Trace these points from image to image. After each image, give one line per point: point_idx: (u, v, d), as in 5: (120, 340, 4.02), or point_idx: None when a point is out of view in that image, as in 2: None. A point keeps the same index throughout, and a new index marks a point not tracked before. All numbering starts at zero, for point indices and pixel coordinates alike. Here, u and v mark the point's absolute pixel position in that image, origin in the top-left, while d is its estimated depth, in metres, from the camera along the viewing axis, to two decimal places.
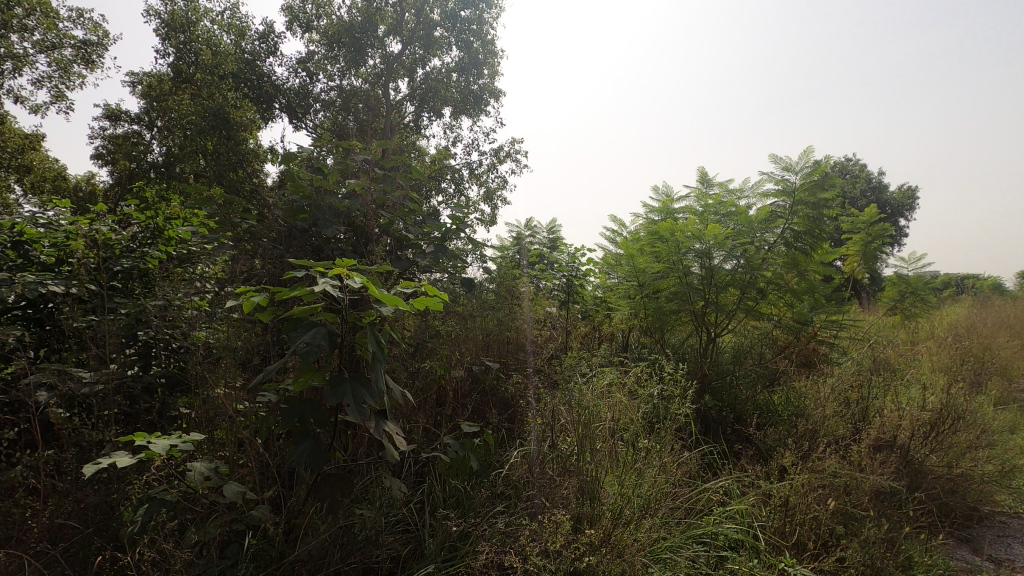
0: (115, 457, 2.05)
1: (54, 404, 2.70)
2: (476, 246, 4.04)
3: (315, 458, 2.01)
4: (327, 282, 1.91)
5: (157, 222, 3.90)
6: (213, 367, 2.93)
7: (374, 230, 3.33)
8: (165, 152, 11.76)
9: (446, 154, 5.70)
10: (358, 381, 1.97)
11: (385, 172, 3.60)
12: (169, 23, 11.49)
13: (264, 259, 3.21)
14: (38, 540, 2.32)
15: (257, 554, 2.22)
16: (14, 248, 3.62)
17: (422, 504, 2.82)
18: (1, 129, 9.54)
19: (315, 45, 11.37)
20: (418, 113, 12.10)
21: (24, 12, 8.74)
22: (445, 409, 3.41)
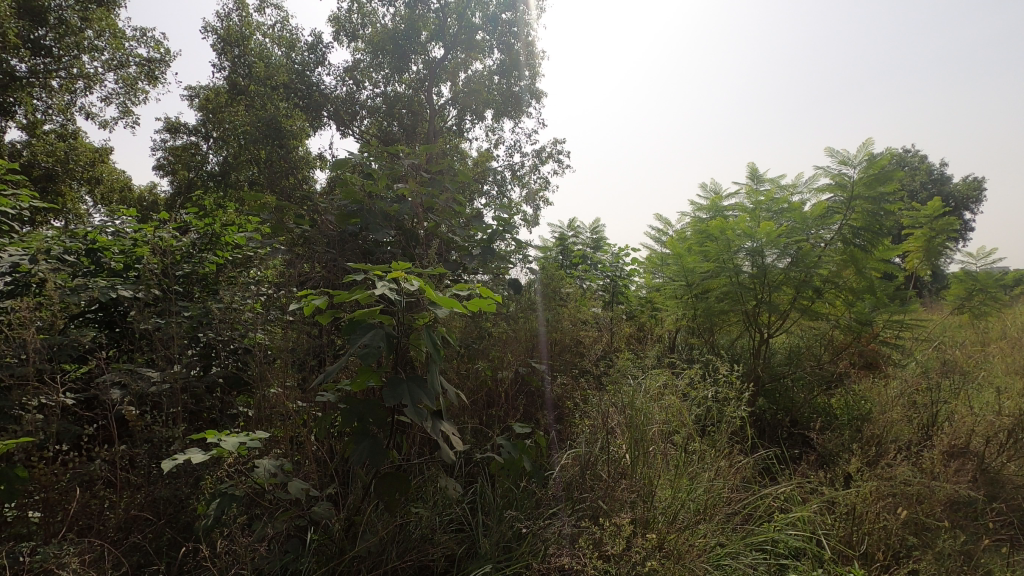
0: (189, 452, 2.16)
1: (128, 402, 2.85)
2: (521, 247, 4.05)
3: (375, 457, 2.06)
4: (386, 286, 1.96)
5: (215, 228, 4.08)
6: (273, 368, 3.04)
7: (423, 233, 3.39)
8: (221, 162, 12.30)
9: (488, 157, 5.74)
10: (416, 382, 2.02)
11: (432, 175, 3.66)
12: (224, 39, 12.01)
13: (318, 262, 3.32)
14: (115, 531, 2.47)
15: (319, 551, 2.29)
16: (88, 255, 3.86)
17: (475, 504, 2.84)
18: (74, 144, 10.15)
19: (360, 53, 11.66)
20: (460, 116, 12.22)
21: (95, 34, 9.29)
22: (494, 410, 3.43)
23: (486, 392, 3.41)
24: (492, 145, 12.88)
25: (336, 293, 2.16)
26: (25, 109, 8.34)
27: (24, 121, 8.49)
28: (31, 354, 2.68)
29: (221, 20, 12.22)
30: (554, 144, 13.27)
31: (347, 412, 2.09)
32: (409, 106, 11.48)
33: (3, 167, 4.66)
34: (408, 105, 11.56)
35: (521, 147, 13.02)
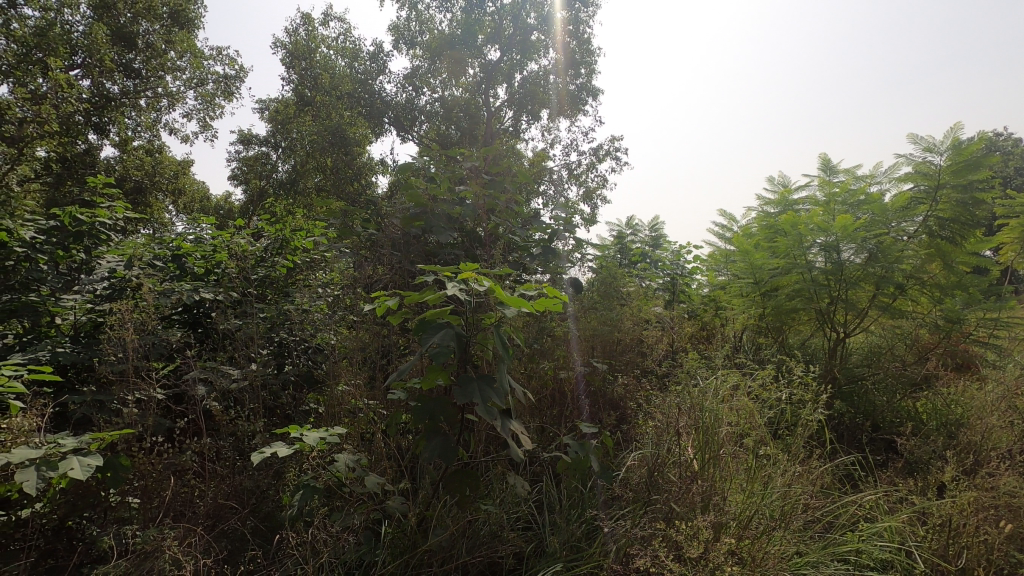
0: (274, 446, 2.29)
1: (213, 397, 3.06)
2: (580, 246, 4.04)
3: (447, 454, 2.11)
4: (456, 286, 2.01)
5: (285, 234, 4.30)
6: (344, 366, 3.16)
7: (485, 235, 3.45)
8: (289, 170, 12.93)
9: (544, 156, 5.72)
10: (484, 381, 2.06)
11: (492, 177, 3.72)
12: (292, 53, 12.60)
13: (384, 264, 3.42)
14: (205, 517, 2.65)
15: (392, 543, 2.37)
16: (174, 260, 4.15)
17: (542, 503, 2.86)
18: (160, 158, 10.92)
19: (419, 60, 11.92)
20: (517, 118, 12.28)
21: (178, 55, 9.95)
22: (556, 410, 3.43)
23: (549, 391, 3.41)
24: (548, 145, 12.89)
25: (408, 294, 2.22)
26: (118, 128, 9.00)
27: (117, 138, 9.18)
28: (129, 353, 2.92)
29: (289, 35, 12.83)
30: (611, 142, 13.11)
31: (419, 410, 2.16)
32: (466, 109, 11.60)
33: (100, 181, 5.06)
34: (465, 108, 11.68)
35: (578, 146, 12.95)
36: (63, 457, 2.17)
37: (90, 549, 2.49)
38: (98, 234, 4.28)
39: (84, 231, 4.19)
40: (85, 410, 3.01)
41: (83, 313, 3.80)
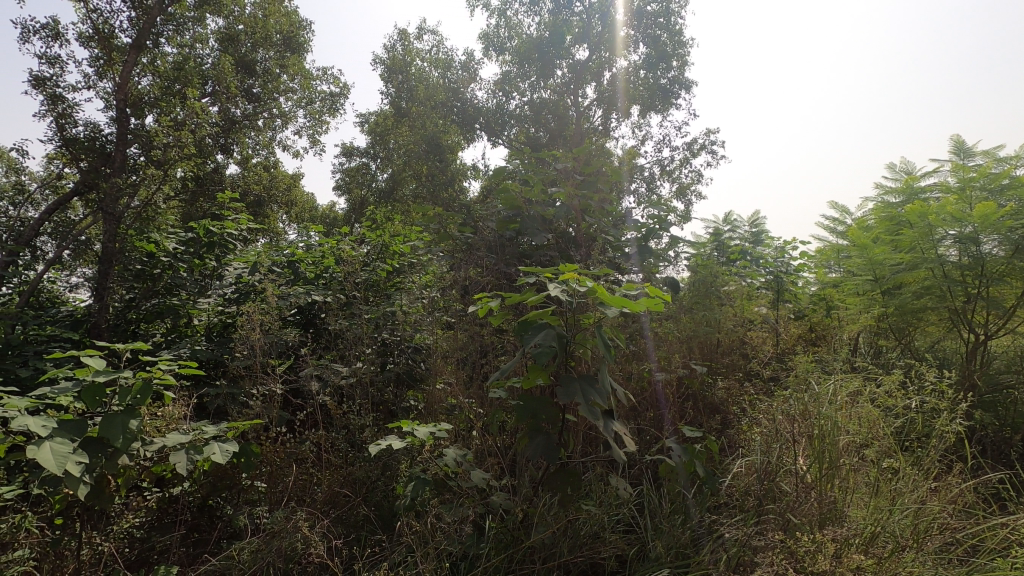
0: (387, 439, 2.45)
1: (327, 393, 3.30)
2: (677, 244, 3.94)
3: (550, 452, 2.14)
4: (559, 287, 2.06)
5: (385, 240, 4.62)
6: (445, 365, 3.31)
7: (581, 236, 3.47)
8: (387, 179, 13.65)
9: (636, 153, 5.58)
10: (586, 381, 2.08)
11: (584, 177, 3.72)
12: (389, 67, 13.26)
13: (479, 266, 3.50)
14: (323, 503, 2.87)
15: (496, 537, 2.43)
16: (289, 266, 4.50)
17: (643, 506, 2.80)
18: (275, 173, 11.92)
19: (508, 65, 12.12)
20: (606, 116, 12.09)
21: (290, 78, 10.79)
22: (655, 412, 3.36)
23: (648, 394, 3.35)
24: (639, 142, 12.59)
25: (510, 296, 2.28)
26: (241, 147, 9.91)
27: (240, 157, 10.10)
28: (256, 351, 3.23)
29: (387, 51, 13.52)
30: (706, 134, 12.57)
31: (521, 409, 2.21)
32: (555, 110, 11.61)
33: (228, 196, 5.59)
34: (553, 110, 11.68)
35: (671, 142, 12.54)
36: (206, 442, 2.46)
37: (227, 526, 2.80)
38: (227, 243, 4.80)
39: (216, 240, 4.72)
40: (220, 401, 3.37)
41: (216, 314, 4.26)
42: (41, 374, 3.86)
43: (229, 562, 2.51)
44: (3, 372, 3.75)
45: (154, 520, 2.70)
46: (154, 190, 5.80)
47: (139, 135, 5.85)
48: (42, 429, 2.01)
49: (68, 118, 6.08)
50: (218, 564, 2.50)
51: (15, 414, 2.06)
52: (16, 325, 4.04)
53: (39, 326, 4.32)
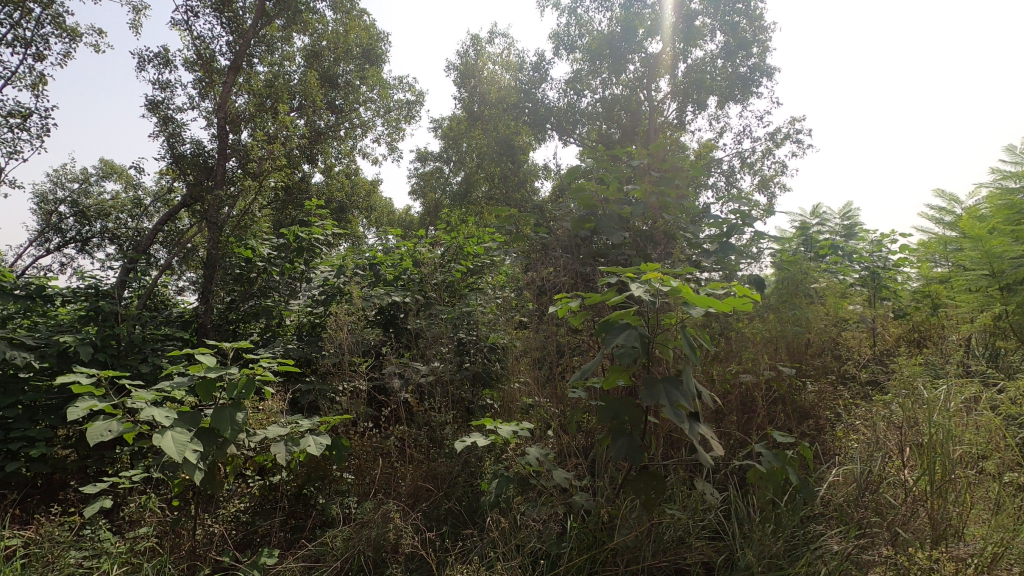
0: (470, 436, 2.52)
1: (409, 390, 3.43)
2: (760, 239, 3.77)
3: (633, 454, 2.13)
4: (641, 286, 2.05)
5: (459, 242, 4.74)
6: (522, 364, 3.35)
7: (659, 234, 3.40)
8: (461, 182, 13.95)
9: (714, 146, 5.37)
10: (671, 383, 2.06)
11: (661, 172, 3.63)
12: (462, 72, 13.53)
13: (554, 266, 3.50)
14: (408, 496, 2.99)
15: (577, 537, 2.44)
16: (371, 268, 4.71)
17: (729, 513, 2.71)
18: (356, 180, 12.50)
19: (578, 63, 12.00)
20: (682, 109, 11.70)
21: (369, 89, 11.26)
22: (741, 416, 3.23)
23: (733, 396, 3.23)
24: (716, 135, 12.09)
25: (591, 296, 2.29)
26: (325, 157, 10.46)
27: (324, 166, 10.66)
28: (345, 350, 3.42)
29: (459, 56, 13.82)
30: (791, 123, 11.89)
31: (602, 410, 2.22)
32: (628, 106, 11.36)
33: (315, 204, 5.93)
34: (625, 106, 11.46)
35: (751, 132, 11.96)
36: (302, 435, 2.63)
37: (320, 514, 2.98)
38: (314, 248, 5.09)
39: (304, 246, 5.03)
40: (312, 396, 3.59)
41: (305, 315, 4.55)
42: (159, 370, 4.27)
43: (324, 548, 2.69)
44: (129, 368, 4.19)
45: (257, 506, 2.94)
46: (251, 200, 6.26)
47: (237, 150, 6.33)
48: (165, 419, 2.24)
49: (177, 137, 6.68)
50: (314, 550, 2.69)
51: (142, 406, 2.31)
52: (137, 325, 4.49)
53: (156, 326, 4.78)
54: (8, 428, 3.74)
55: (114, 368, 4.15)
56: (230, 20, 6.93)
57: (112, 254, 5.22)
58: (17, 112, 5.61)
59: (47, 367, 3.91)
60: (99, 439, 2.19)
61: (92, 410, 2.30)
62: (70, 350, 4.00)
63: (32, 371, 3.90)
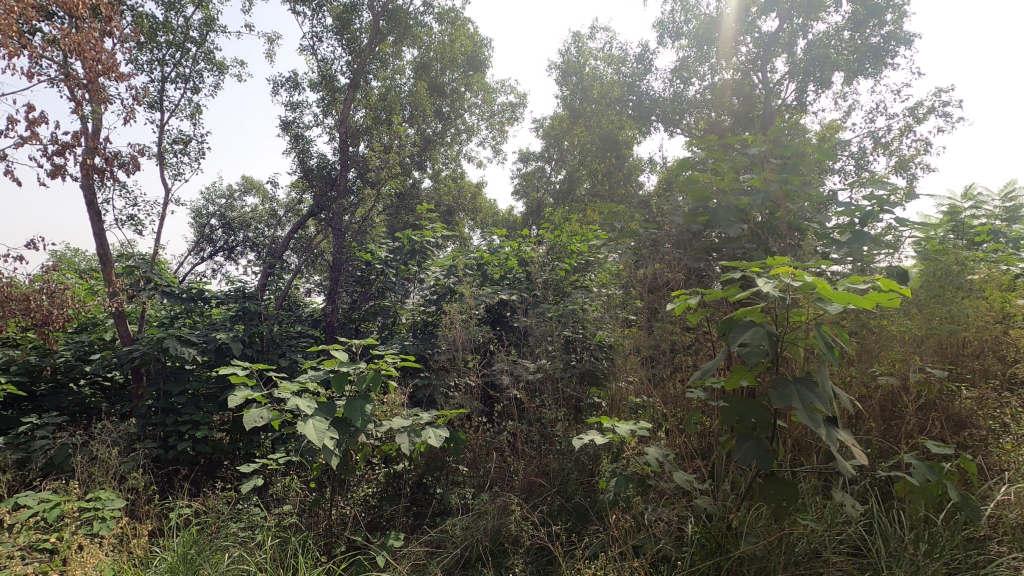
0: (585, 433, 2.54)
1: (520, 387, 3.52)
2: (902, 226, 3.40)
3: (762, 459, 2.02)
4: (768, 283, 1.95)
5: (564, 240, 4.76)
6: (633, 363, 3.30)
7: (782, 225, 3.19)
8: (563, 180, 13.99)
9: (840, 127, 4.91)
10: (803, 385, 1.94)
11: (783, 159, 3.39)
12: (564, 71, 13.55)
13: (664, 262, 3.40)
14: (523, 491, 3.07)
15: (699, 542, 2.36)
16: (478, 268, 4.87)
17: (871, 527, 2.48)
18: (462, 183, 12.97)
19: (684, 51, 11.50)
20: (802, 89, 10.81)
21: (473, 95, 11.62)
22: (881, 423, 2.95)
23: (871, 401, 2.96)
24: (843, 114, 11.02)
25: (712, 293, 2.21)
26: (434, 164, 10.99)
27: (432, 172, 11.17)
28: (459, 348, 3.58)
29: (561, 54, 13.83)
30: (935, 95, 10.54)
31: (726, 411, 2.13)
32: (739, 90, 10.78)
33: (426, 208, 6.24)
34: (738, 90, 10.78)
35: (886, 108, 10.74)
36: (424, 427, 2.80)
37: (439, 502, 3.15)
38: (426, 251, 5.37)
39: (417, 249, 5.32)
40: (428, 390, 3.80)
41: (420, 314, 4.82)
42: (295, 364, 4.74)
43: (445, 535, 2.85)
44: (272, 361, 4.70)
45: (383, 491, 3.15)
46: (369, 207, 6.72)
47: (357, 161, 6.85)
48: (307, 408, 2.49)
49: (306, 152, 7.34)
50: (436, 536, 2.85)
51: (288, 395, 2.59)
52: (276, 324, 5.01)
53: (291, 324, 5.30)
54: (177, 412, 4.32)
55: (260, 362, 4.67)
56: (349, 41, 7.50)
57: (254, 259, 5.86)
58: (179, 139, 6.46)
59: (207, 360, 4.48)
60: (254, 425, 2.47)
61: (247, 398, 2.61)
62: (225, 346, 4.55)
63: (195, 363, 4.48)
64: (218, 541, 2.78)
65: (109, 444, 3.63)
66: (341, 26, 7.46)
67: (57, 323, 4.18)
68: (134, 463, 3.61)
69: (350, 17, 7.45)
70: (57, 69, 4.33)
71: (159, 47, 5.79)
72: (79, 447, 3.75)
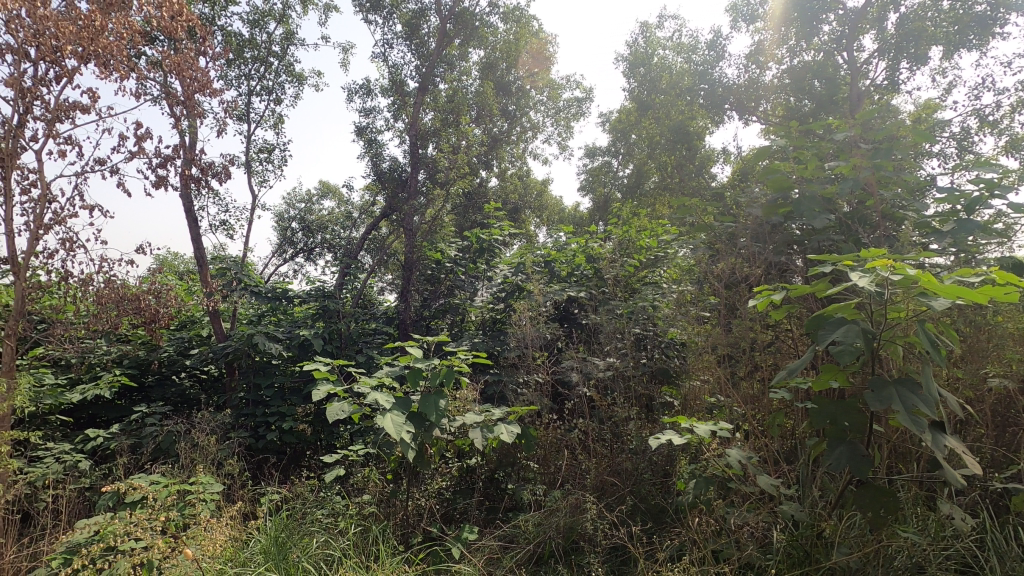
0: (664, 434, 2.48)
1: (591, 385, 3.49)
2: (1014, 211, 3.08)
3: (857, 464, 1.89)
4: (864, 277, 1.81)
5: (632, 235, 4.67)
6: (709, 362, 3.20)
7: (874, 215, 2.98)
8: (631, 174, 13.72)
9: (939, 106, 4.51)
10: (904, 386, 1.81)
11: (874, 143, 3.16)
12: (631, 62, 13.23)
13: (742, 256, 3.26)
14: (594, 490, 3.04)
15: (785, 550, 2.24)
16: (546, 265, 4.87)
17: (983, 543, 2.27)
18: (528, 181, 13.00)
19: (760, 34, 10.95)
20: (894, 67, 10.00)
21: (539, 92, 11.61)
22: (992, 430, 2.69)
23: (982, 405, 2.70)
24: (943, 92, 10.08)
25: (799, 288, 2.09)
26: (500, 163, 11.10)
27: (499, 171, 11.27)
28: (529, 344, 3.61)
29: (628, 46, 13.54)
30: None
31: (816, 412, 2.01)
32: (823, 72, 9.81)
33: (493, 207, 6.31)
34: (819, 73, 9.92)
35: (995, 83, 9.71)
36: (496, 423, 2.84)
37: (511, 497, 3.19)
38: (494, 249, 5.43)
39: (485, 247, 5.39)
40: (498, 386, 3.85)
41: (489, 312, 4.89)
42: (372, 360, 4.94)
43: (517, 530, 2.87)
44: (350, 357, 4.93)
45: (457, 485, 3.22)
46: (438, 207, 6.89)
47: (426, 163, 7.02)
48: (385, 403, 2.59)
49: (379, 156, 7.61)
50: (509, 531, 2.88)
51: (367, 390, 2.69)
52: (354, 321, 5.24)
53: (367, 322, 5.53)
54: (266, 404, 4.62)
55: (339, 357, 4.91)
56: (417, 46, 7.70)
57: (332, 260, 6.15)
58: (264, 148, 6.88)
59: (292, 355, 4.76)
60: (337, 418, 2.60)
61: (330, 392, 2.74)
62: (307, 342, 4.81)
63: (281, 358, 4.77)
64: (305, 526, 2.95)
65: (208, 433, 3.94)
66: (410, 32, 7.68)
67: (162, 320, 4.57)
68: (229, 451, 3.89)
69: (419, 22, 7.65)
70: (159, 88, 4.72)
71: (246, 63, 6.19)
72: (182, 434, 4.08)
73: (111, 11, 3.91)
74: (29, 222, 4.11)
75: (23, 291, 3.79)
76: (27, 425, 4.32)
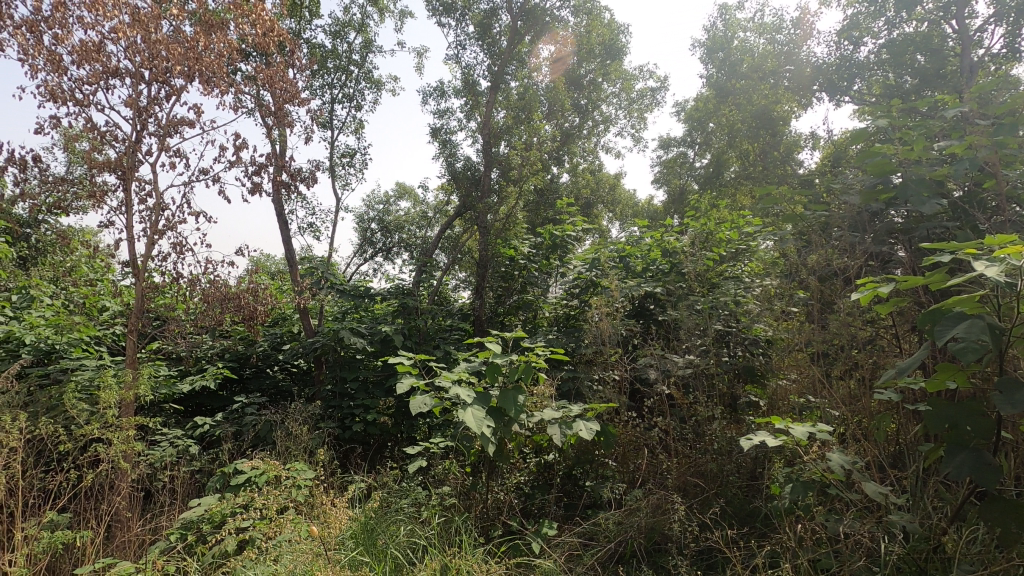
0: (755, 435, 2.37)
1: (671, 383, 3.39)
2: None
3: (982, 473, 1.72)
4: (990, 266, 1.64)
5: (712, 227, 4.49)
6: (802, 361, 3.01)
7: (993, 198, 2.68)
8: (709, 164, 13.16)
9: None
10: None
11: (991, 119, 2.85)
12: (709, 47, 12.68)
13: (837, 246, 3.04)
14: (677, 490, 2.97)
15: (894, 564, 2.08)
16: (621, 260, 4.78)
17: None
18: (600, 175, 12.79)
19: (854, 7, 10.14)
20: (1014, 33, 8.94)
21: (611, 84, 11.37)
22: None
23: None
24: None
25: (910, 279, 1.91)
26: (572, 158, 11.01)
27: (571, 166, 11.18)
28: (606, 341, 3.55)
29: (706, 31, 12.99)
30: None
31: (932, 415, 1.84)
32: (926, 45, 8.71)
33: (566, 202, 6.28)
34: (923, 46, 8.80)
35: None
36: (574, 419, 2.83)
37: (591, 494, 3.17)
38: (567, 244, 5.40)
39: (558, 243, 5.37)
40: (574, 383, 3.83)
41: (563, 308, 4.86)
42: (449, 355, 5.07)
43: (598, 528, 2.86)
44: (428, 352, 5.08)
45: (536, 481, 3.24)
46: (512, 204, 6.94)
47: (499, 161, 7.09)
48: (467, 397, 2.63)
49: (453, 156, 7.76)
50: (589, 528, 2.87)
51: (449, 384, 2.76)
52: (431, 318, 5.40)
53: (444, 318, 5.68)
54: (351, 397, 4.85)
55: (418, 352, 5.08)
56: (489, 45, 7.78)
57: (410, 259, 6.36)
58: (346, 153, 7.21)
59: (375, 350, 4.97)
60: (421, 410, 2.68)
61: (414, 386, 2.83)
62: (389, 338, 5.01)
63: (365, 353, 5.00)
64: (391, 514, 3.08)
65: (301, 423, 4.19)
66: (482, 32, 7.76)
67: (259, 317, 4.91)
68: (320, 441, 4.12)
69: (490, 21, 7.72)
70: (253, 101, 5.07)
71: (329, 72, 6.50)
72: (278, 423, 4.37)
73: (211, 31, 4.23)
74: (146, 228, 4.54)
75: (143, 291, 4.20)
76: (146, 412, 4.79)
